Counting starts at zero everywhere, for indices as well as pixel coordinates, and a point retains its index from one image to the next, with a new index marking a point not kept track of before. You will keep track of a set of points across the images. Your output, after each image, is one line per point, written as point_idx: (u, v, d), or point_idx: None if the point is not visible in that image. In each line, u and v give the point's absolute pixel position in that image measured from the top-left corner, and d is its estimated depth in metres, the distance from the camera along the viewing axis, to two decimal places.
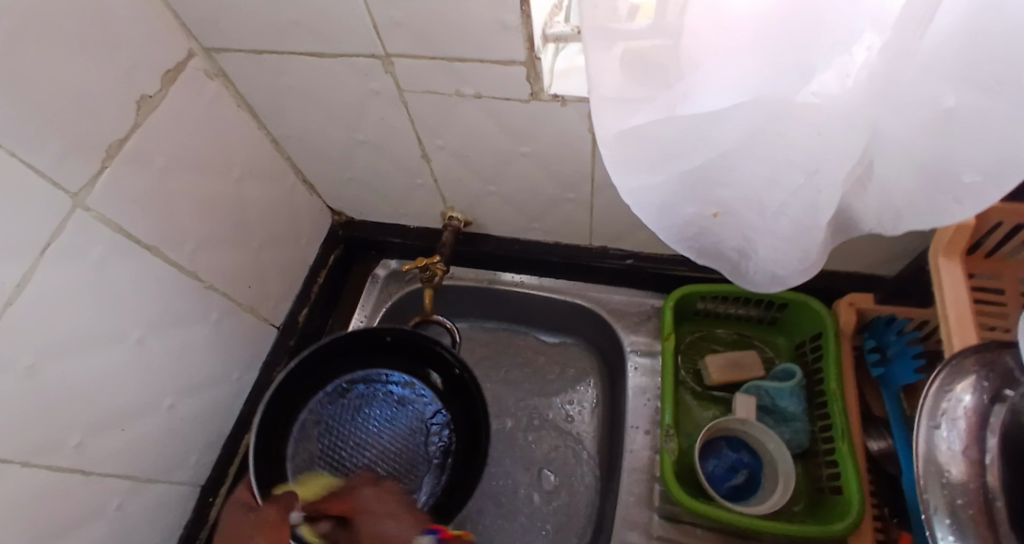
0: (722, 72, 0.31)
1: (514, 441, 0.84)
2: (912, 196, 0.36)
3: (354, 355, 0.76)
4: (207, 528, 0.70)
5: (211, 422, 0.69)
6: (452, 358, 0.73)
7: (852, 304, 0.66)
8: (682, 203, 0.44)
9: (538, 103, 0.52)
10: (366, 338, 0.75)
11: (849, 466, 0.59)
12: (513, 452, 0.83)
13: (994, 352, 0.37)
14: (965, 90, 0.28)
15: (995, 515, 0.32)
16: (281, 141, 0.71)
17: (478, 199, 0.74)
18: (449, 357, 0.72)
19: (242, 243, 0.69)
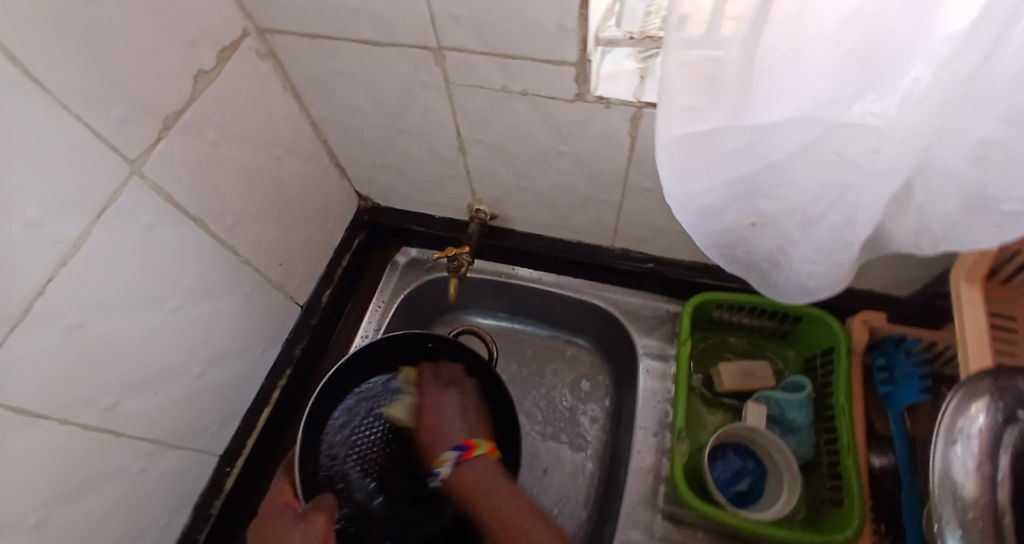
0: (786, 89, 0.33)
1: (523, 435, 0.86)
2: (953, 220, 0.38)
3: (387, 361, 0.76)
4: (222, 497, 0.71)
5: (232, 393, 0.71)
6: (489, 372, 0.75)
7: (866, 321, 0.67)
8: (725, 210, 0.46)
9: (582, 106, 0.54)
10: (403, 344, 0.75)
11: (853, 479, 0.60)
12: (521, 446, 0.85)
13: (1007, 378, 0.39)
14: (1017, 126, 0.30)
15: (1003, 529, 0.33)
16: (320, 124, 0.72)
17: (507, 194, 0.75)
18: (485, 370, 0.75)
19: (277, 220, 0.70)
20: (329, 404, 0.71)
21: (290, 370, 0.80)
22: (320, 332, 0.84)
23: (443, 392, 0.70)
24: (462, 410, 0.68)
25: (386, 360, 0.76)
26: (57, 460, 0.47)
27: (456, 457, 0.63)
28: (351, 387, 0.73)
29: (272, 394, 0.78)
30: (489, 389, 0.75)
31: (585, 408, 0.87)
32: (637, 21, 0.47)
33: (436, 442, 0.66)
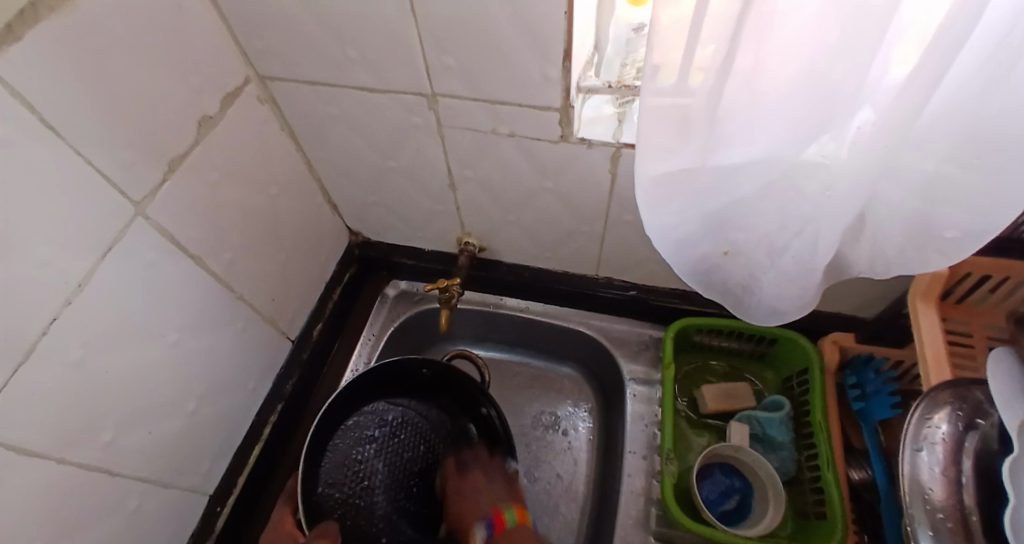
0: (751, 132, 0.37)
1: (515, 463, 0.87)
2: (903, 246, 0.42)
3: (382, 386, 0.79)
4: (214, 535, 0.71)
5: (225, 429, 0.70)
6: (482, 394, 0.77)
7: (835, 342, 0.72)
8: (700, 240, 0.50)
9: (566, 146, 0.58)
10: (400, 368, 0.78)
11: (835, 493, 0.63)
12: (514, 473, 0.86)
13: (965, 388, 0.42)
14: (947, 163, 0.35)
15: (971, 528, 0.37)
16: (314, 163, 0.75)
17: (496, 228, 0.79)
18: (475, 391, 0.77)
19: (271, 256, 0.72)
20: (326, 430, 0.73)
21: (282, 403, 0.80)
22: (311, 365, 0.85)
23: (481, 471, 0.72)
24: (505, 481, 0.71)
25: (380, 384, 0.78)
26: (56, 499, 0.47)
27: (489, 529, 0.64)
28: (346, 414, 0.76)
29: (264, 428, 0.77)
30: (479, 411, 0.77)
31: (569, 455, 0.87)
32: (614, 71, 0.52)
33: (470, 514, 0.67)
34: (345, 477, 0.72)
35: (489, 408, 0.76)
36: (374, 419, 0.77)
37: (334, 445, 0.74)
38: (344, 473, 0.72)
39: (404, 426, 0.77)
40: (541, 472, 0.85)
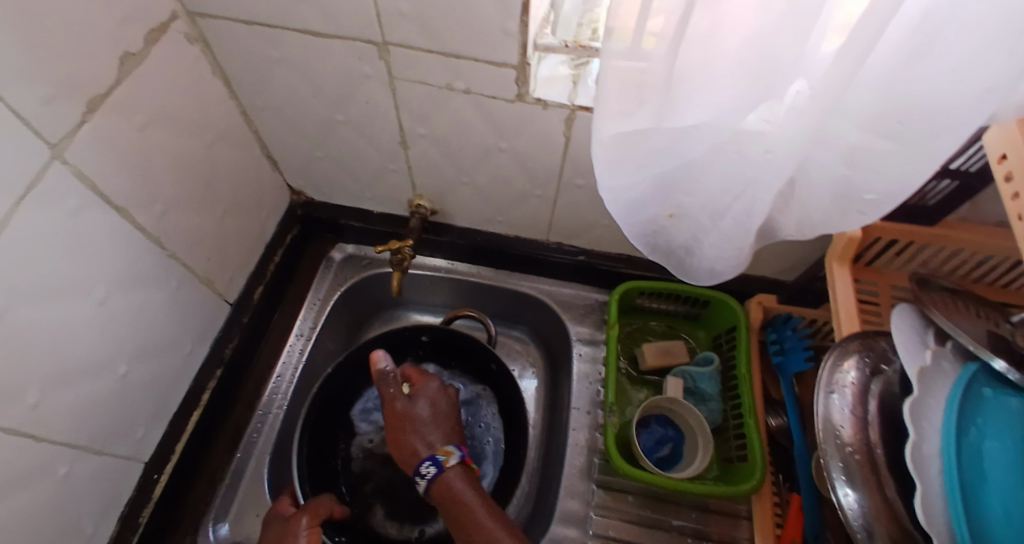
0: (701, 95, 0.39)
1: None
2: (827, 210, 0.46)
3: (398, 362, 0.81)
4: (150, 505, 0.68)
5: (160, 394, 0.67)
6: (488, 352, 0.77)
7: (760, 302, 0.77)
8: (647, 201, 0.52)
9: (522, 105, 0.58)
10: (401, 337, 0.79)
11: (755, 437, 0.69)
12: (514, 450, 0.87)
13: (871, 340, 0.48)
14: (874, 134, 0.38)
15: (875, 460, 0.42)
16: (252, 113, 0.70)
17: (448, 189, 0.78)
18: (483, 351, 0.77)
19: (206, 211, 0.67)
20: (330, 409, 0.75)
21: (222, 369, 0.77)
22: (252, 329, 0.81)
23: (415, 397, 0.65)
24: (433, 421, 0.64)
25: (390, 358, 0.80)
26: None
27: (433, 467, 0.59)
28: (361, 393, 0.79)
29: (202, 394, 0.74)
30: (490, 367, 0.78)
31: None
32: (571, 30, 0.53)
33: (398, 436, 0.63)
34: (366, 466, 0.76)
35: (496, 365, 0.77)
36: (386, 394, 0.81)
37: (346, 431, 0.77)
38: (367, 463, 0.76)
39: None
40: None
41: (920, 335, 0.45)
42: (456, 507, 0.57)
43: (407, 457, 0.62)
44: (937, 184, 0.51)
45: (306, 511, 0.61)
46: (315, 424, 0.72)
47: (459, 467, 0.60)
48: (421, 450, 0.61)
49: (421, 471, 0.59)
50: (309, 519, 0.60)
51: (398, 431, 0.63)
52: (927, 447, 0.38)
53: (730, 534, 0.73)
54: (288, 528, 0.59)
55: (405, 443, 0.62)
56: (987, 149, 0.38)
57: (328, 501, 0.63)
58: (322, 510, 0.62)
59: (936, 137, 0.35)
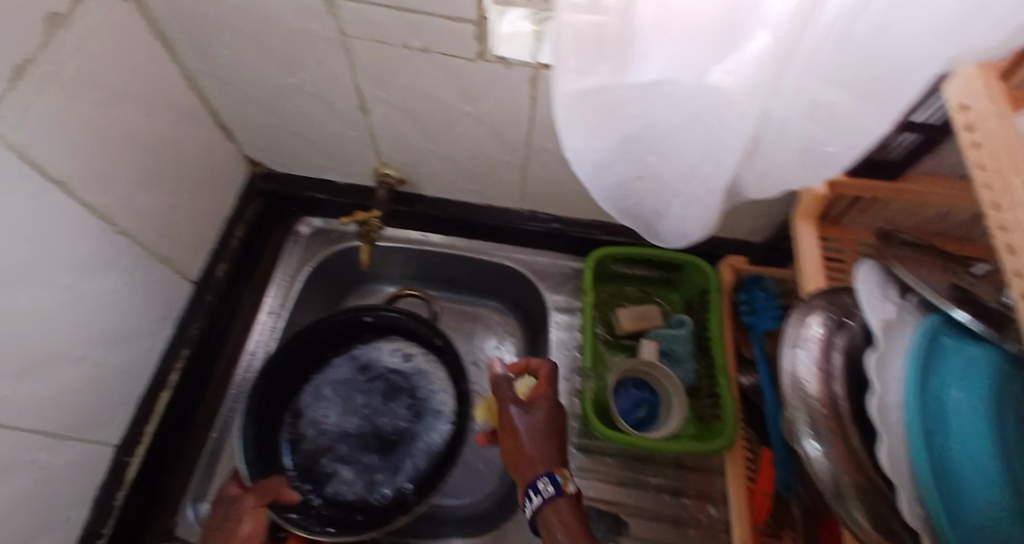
0: (662, 47, 0.37)
1: None
2: (790, 166, 0.45)
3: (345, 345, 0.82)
4: (125, 488, 0.66)
5: (125, 378, 0.65)
6: (432, 328, 0.78)
7: (731, 264, 0.78)
8: (614, 163, 0.50)
9: (483, 64, 0.56)
10: (343, 320, 0.79)
11: (727, 395, 0.70)
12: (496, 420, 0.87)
13: (836, 296, 0.49)
14: (837, 87, 0.37)
15: (841, 414, 0.42)
16: (196, 78, 0.67)
17: (414, 157, 0.75)
18: (427, 328, 0.78)
19: (157, 185, 0.64)
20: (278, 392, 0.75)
21: (189, 351, 0.75)
22: (218, 307, 0.79)
23: (531, 408, 0.65)
24: (545, 434, 0.62)
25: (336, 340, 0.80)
26: None
27: (547, 482, 0.57)
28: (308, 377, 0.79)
29: (170, 376, 0.72)
30: (434, 343, 0.79)
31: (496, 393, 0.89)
32: None
33: (511, 445, 0.63)
34: (319, 447, 0.76)
35: (441, 341, 0.77)
36: (334, 376, 0.81)
37: (295, 413, 0.77)
38: (319, 445, 0.76)
39: (365, 375, 0.82)
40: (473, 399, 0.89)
41: (883, 290, 0.45)
42: (570, 538, 0.54)
43: (523, 468, 0.60)
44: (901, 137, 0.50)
45: (252, 492, 0.63)
46: (261, 409, 0.72)
47: (575, 497, 0.58)
48: (541, 466, 0.59)
49: (538, 487, 0.57)
50: (253, 500, 0.63)
51: (517, 440, 0.63)
52: (891, 397, 0.39)
53: (705, 487, 0.76)
54: (233, 509, 0.62)
55: (524, 454, 0.61)
56: (947, 98, 0.38)
57: (278, 483, 0.65)
58: (268, 494, 0.63)
59: (902, 75, 0.34)
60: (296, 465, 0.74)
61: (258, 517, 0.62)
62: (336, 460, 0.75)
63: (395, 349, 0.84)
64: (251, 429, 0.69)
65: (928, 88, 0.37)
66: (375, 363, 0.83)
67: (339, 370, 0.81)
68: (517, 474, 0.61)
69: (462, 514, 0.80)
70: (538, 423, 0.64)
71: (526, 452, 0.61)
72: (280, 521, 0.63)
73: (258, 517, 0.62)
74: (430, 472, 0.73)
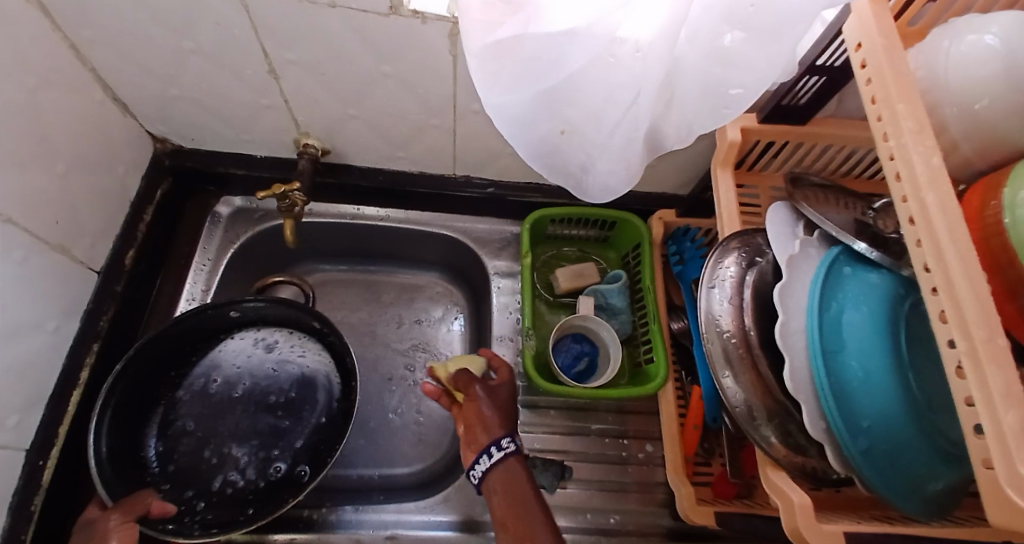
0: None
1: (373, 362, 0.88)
2: (704, 114, 0.46)
3: (207, 339, 0.77)
4: (43, 491, 0.62)
5: (29, 381, 0.59)
6: (308, 310, 0.75)
7: (661, 219, 0.79)
8: (537, 120, 0.49)
9: (398, 19, 0.53)
10: (205, 318, 0.73)
11: (659, 340, 0.74)
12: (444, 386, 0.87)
13: (750, 237, 0.51)
14: (734, 27, 0.38)
15: (750, 343, 0.46)
16: (83, 47, 0.59)
17: (337, 125, 0.72)
18: (302, 311, 0.75)
19: (42, 167, 0.57)
20: (139, 400, 0.70)
21: (100, 345, 0.69)
22: (129, 299, 0.73)
23: (491, 385, 0.66)
24: (504, 408, 0.64)
25: (198, 335, 0.75)
26: None
27: (511, 442, 0.59)
28: (168, 381, 0.74)
29: (81, 373, 0.67)
30: (314, 326, 0.76)
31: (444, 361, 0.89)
32: None
33: (472, 411, 0.63)
34: (198, 447, 0.72)
35: (319, 323, 0.75)
36: (208, 372, 0.77)
37: (163, 418, 0.72)
38: (196, 446, 0.73)
39: (237, 366, 0.78)
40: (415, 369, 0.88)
41: (790, 226, 0.49)
42: (528, 495, 0.56)
43: (484, 432, 0.61)
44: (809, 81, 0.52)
45: (118, 509, 0.59)
46: (119, 423, 0.66)
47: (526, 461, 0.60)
48: (500, 429, 0.61)
49: (500, 444, 0.59)
50: (119, 516, 0.58)
51: (478, 407, 0.63)
52: (795, 323, 0.42)
53: (644, 428, 0.80)
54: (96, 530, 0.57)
55: (486, 417, 0.62)
56: (847, 37, 0.39)
57: (147, 498, 0.62)
58: (137, 507, 0.60)
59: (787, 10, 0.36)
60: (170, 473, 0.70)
61: (127, 532, 0.57)
62: (216, 458, 0.72)
63: (268, 336, 0.80)
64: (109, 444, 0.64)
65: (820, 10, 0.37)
66: (246, 353, 0.79)
67: (208, 365, 0.77)
68: (468, 437, 0.62)
69: (406, 481, 0.80)
70: (497, 398, 0.65)
71: (488, 417, 0.62)
72: (154, 533, 0.60)
73: (127, 532, 0.57)
74: (320, 448, 0.73)
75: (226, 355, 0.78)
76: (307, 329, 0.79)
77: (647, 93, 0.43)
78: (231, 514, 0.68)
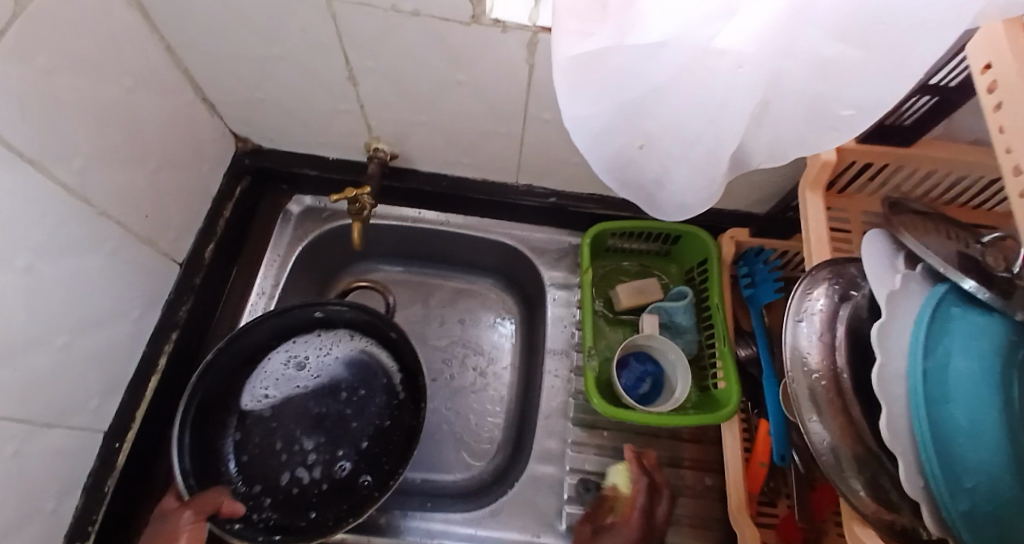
0: (659, 14, 0.34)
1: (433, 364, 0.88)
2: (800, 130, 0.44)
3: (284, 336, 0.79)
4: (116, 474, 0.66)
5: (111, 363, 0.63)
6: (387, 322, 0.77)
7: (733, 238, 0.75)
8: (615, 132, 0.48)
9: (478, 29, 0.52)
10: (293, 316, 0.77)
11: (730, 365, 0.70)
12: (492, 396, 0.87)
13: (841, 267, 0.47)
14: (846, 45, 0.35)
15: (842, 386, 0.42)
16: (178, 50, 0.63)
17: (407, 131, 0.73)
18: (380, 322, 0.78)
19: (135, 164, 0.61)
20: (219, 393, 0.74)
21: (177, 333, 0.73)
22: (206, 291, 0.78)
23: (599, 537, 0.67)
24: None
25: (273, 332, 0.78)
26: None
27: None
28: (248, 372, 0.78)
29: (158, 360, 0.71)
30: (389, 336, 0.78)
31: (494, 370, 0.89)
32: None
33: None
34: (270, 439, 0.75)
35: (395, 333, 0.77)
36: (283, 368, 0.79)
37: (242, 411, 0.76)
38: (268, 439, 0.76)
39: (310, 364, 0.80)
40: (463, 376, 0.88)
41: (890, 258, 0.44)
42: None
43: None
44: (918, 100, 0.48)
45: (191, 505, 0.62)
46: (204, 419, 0.72)
47: None
48: None
49: None
50: (191, 513, 0.61)
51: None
52: (894, 368, 0.37)
53: (700, 457, 0.77)
54: (170, 523, 0.60)
55: None
56: (973, 58, 0.34)
57: (220, 495, 0.64)
58: (208, 507, 0.62)
59: (908, 39, 0.33)
60: (243, 465, 0.74)
61: (196, 530, 0.60)
62: (286, 455, 0.75)
63: (345, 338, 0.82)
64: (192, 437, 0.70)
65: (950, 47, 0.34)
66: (319, 352, 0.81)
67: (284, 361, 0.79)
68: None
69: (450, 488, 0.80)
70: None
71: None
72: (219, 532, 0.63)
73: (196, 531, 0.60)
74: (380, 459, 0.75)
75: (299, 352, 0.80)
76: (382, 339, 0.81)
77: (739, 109, 0.41)
78: (292, 516, 0.71)
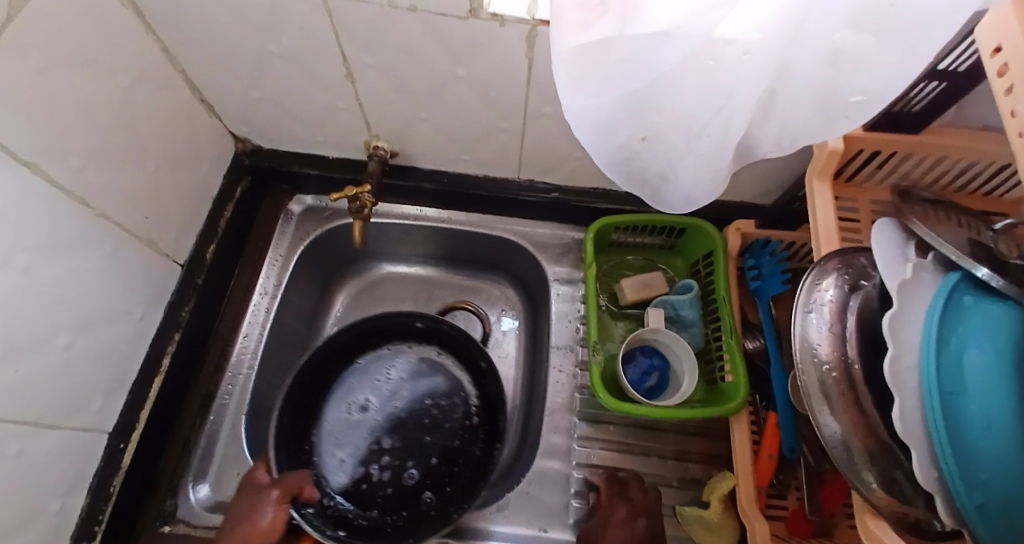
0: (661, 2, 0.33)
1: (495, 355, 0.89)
2: (808, 118, 0.43)
3: (384, 337, 0.81)
4: (121, 474, 0.66)
5: (115, 364, 0.63)
6: (478, 351, 0.77)
7: (738, 229, 0.74)
8: (619, 124, 0.47)
9: (476, 22, 0.52)
10: (397, 320, 0.79)
11: (737, 358, 0.69)
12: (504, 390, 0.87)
13: (850, 257, 0.47)
14: (855, 29, 0.34)
15: (853, 377, 0.41)
16: (173, 49, 0.62)
17: (407, 127, 0.72)
18: (472, 347, 0.78)
19: (133, 164, 0.61)
20: (316, 383, 0.76)
21: (180, 335, 0.73)
22: (208, 291, 0.77)
23: None
24: None
25: (375, 333, 0.79)
26: None
27: None
28: (345, 364, 0.80)
29: (162, 360, 0.71)
30: (479, 365, 0.78)
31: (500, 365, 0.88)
32: None
33: None
34: (348, 431, 0.77)
35: (486, 364, 0.77)
36: (382, 367, 0.81)
37: (331, 403, 0.78)
38: (349, 432, 0.77)
39: (405, 372, 0.81)
40: None
41: (901, 247, 0.43)
42: None
43: None
44: (926, 87, 0.47)
45: (277, 485, 0.64)
46: (302, 396, 0.74)
47: None
48: None
49: None
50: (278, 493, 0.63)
51: None
52: (907, 359, 0.36)
53: (709, 451, 0.76)
54: (257, 497, 0.62)
55: None
56: (981, 40, 0.33)
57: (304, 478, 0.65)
58: (292, 490, 0.64)
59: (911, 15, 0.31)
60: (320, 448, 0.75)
61: (280, 514, 0.62)
62: (364, 448, 0.76)
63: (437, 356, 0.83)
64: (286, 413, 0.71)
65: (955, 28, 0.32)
66: (414, 362, 0.82)
67: (382, 361, 0.81)
68: None
69: None
70: None
71: None
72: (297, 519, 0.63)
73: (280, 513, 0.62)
74: (444, 479, 0.74)
75: (396, 356, 0.82)
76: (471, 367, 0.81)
77: (745, 97, 0.40)
78: (357, 511, 0.72)
